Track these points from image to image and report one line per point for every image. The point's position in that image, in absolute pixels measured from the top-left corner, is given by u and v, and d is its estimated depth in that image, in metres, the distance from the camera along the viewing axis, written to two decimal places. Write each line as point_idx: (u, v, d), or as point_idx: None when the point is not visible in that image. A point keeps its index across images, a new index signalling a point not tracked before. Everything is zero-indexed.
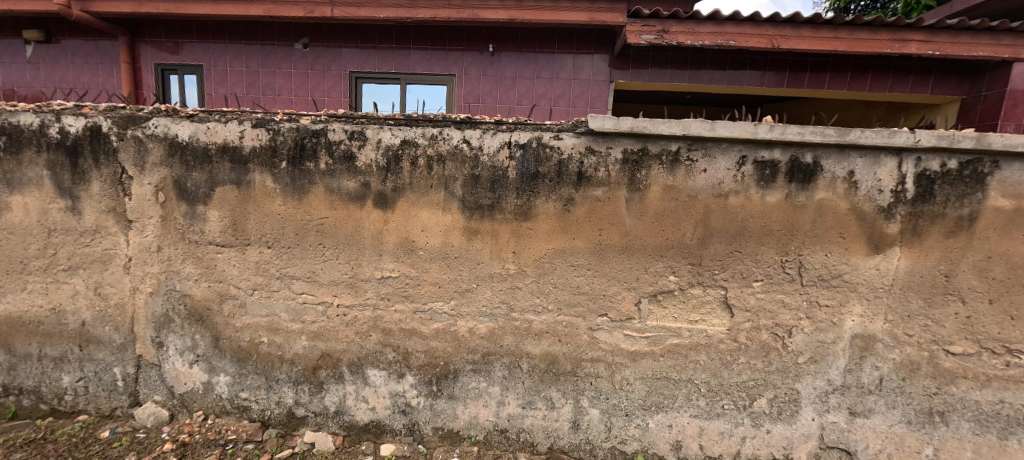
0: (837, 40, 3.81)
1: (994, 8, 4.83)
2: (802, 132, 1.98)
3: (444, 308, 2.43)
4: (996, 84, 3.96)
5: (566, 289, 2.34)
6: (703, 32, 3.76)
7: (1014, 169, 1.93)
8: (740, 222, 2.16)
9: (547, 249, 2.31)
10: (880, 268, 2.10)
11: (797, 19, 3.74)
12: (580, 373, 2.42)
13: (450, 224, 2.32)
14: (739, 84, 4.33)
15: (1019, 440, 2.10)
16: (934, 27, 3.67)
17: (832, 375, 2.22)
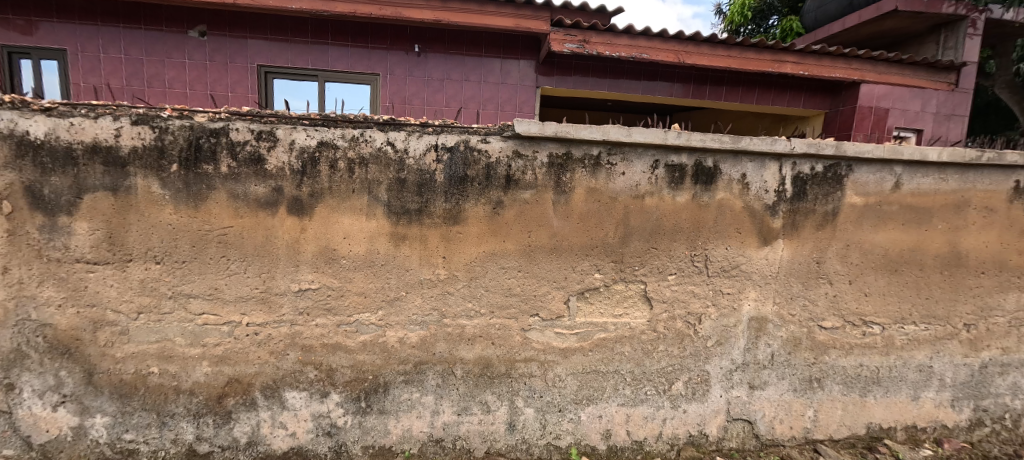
0: (730, 58, 4.33)
1: (841, 38, 5.81)
2: (704, 139, 2.22)
3: (371, 319, 2.31)
4: (850, 101, 4.80)
5: (498, 291, 2.36)
6: (620, 44, 4.07)
7: (863, 172, 2.34)
8: (654, 221, 2.35)
9: (477, 253, 2.30)
10: (768, 258, 2.41)
11: (699, 38, 4.19)
12: (514, 374, 2.45)
13: (376, 230, 2.22)
14: (652, 94, 4.71)
15: (874, 396, 2.54)
16: (804, 52, 4.39)
17: (735, 355, 2.50)
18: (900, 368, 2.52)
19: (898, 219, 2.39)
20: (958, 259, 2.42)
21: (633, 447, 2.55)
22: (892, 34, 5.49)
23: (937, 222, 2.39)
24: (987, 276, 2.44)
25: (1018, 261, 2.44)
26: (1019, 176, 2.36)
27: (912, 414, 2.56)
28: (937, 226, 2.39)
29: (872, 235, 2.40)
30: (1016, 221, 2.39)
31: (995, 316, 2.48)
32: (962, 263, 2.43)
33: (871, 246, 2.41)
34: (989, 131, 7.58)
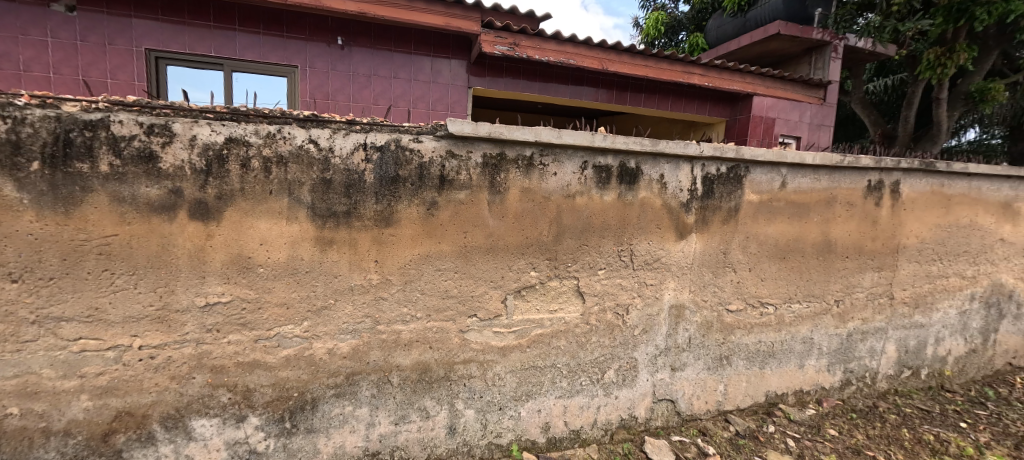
0: (648, 68, 4.73)
1: (734, 55, 6.59)
2: (628, 142, 2.38)
3: (296, 331, 2.13)
4: (746, 111, 5.48)
5: (434, 294, 2.31)
6: (548, 49, 4.24)
7: (758, 173, 2.68)
8: (585, 219, 2.47)
9: (412, 256, 2.23)
10: (684, 251, 2.65)
11: (620, 47, 4.52)
12: (453, 376, 2.42)
13: (299, 234, 2.04)
14: (579, 98, 4.95)
15: (770, 368, 2.92)
16: (707, 65, 4.93)
17: (658, 340, 2.70)
18: (790, 341, 2.92)
19: (785, 214, 2.77)
20: (829, 246, 2.88)
21: (570, 437, 2.65)
22: (774, 53, 6.34)
23: (813, 215, 2.81)
24: (850, 259, 2.93)
25: (872, 246, 2.95)
26: (872, 176, 2.87)
27: (799, 380, 2.99)
28: (814, 219, 2.82)
29: (766, 228, 2.75)
30: (869, 213, 2.90)
31: (856, 292, 2.98)
32: (832, 250, 2.89)
33: (764, 237, 2.76)
34: (847, 139, 9.17)
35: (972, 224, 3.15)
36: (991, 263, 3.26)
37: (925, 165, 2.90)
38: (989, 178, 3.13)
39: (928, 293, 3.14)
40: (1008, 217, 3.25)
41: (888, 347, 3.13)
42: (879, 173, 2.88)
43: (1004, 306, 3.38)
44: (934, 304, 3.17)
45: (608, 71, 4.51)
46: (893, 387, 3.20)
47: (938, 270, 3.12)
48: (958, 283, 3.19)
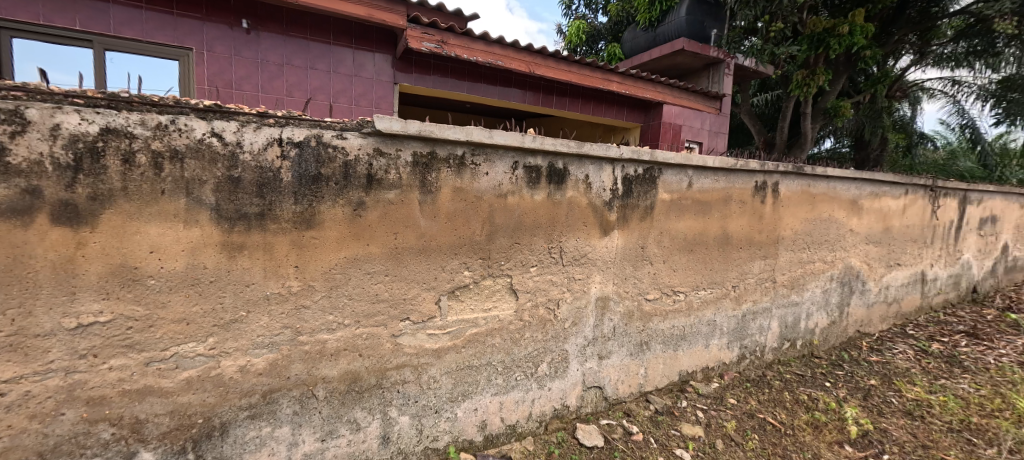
0: (571, 73, 5.08)
1: (645, 66, 7.14)
2: (556, 143, 2.25)
3: (199, 349, 1.61)
4: (657, 117, 6.03)
5: (363, 299, 1.91)
6: (475, 48, 4.36)
7: (669, 174, 2.82)
8: (516, 218, 2.27)
9: (338, 259, 1.81)
10: (608, 246, 2.63)
11: (544, 52, 4.83)
12: (385, 383, 2.05)
13: (201, 240, 1.55)
14: (507, 99, 5.04)
15: (682, 350, 3.14)
16: (624, 74, 5.43)
17: (585, 332, 2.67)
18: (697, 325, 3.18)
19: (690, 211, 2.99)
20: (727, 238, 3.19)
21: (506, 432, 2.49)
22: (678, 66, 7.00)
23: (715, 212, 3.09)
24: (745, 249, 3.29)
25: (760, 238, 3.35)
26: (758, 178, 3.27)
27: (705, 358, 3.27)
28: (715, 215, 3.08)
29: (676, 223, 2.92)
30: (759, 210, 3.30)
31: (748, 278, 3.35)
32: (729, 242, 3.20)
33: (675, 232, 2.93)
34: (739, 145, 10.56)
35: (831, 218, 3.77)
36: (844, 249, 3.93)
37: (796, 169, 3.40)
38: (843, 180, 3.77)
39: (801, 276, 3.68)
40: (855, 211, 3.95)
41: (773, 325, 3.59)
42: (762, 175, 3.28)
43: (853, 284, 4.08)
44: (805, 284, 3.72)
45: (534, 73, 4.78)
46: (777, 358, 3.65)
47: (807, 256, 3.68)
48: (822, 267, 3.80)
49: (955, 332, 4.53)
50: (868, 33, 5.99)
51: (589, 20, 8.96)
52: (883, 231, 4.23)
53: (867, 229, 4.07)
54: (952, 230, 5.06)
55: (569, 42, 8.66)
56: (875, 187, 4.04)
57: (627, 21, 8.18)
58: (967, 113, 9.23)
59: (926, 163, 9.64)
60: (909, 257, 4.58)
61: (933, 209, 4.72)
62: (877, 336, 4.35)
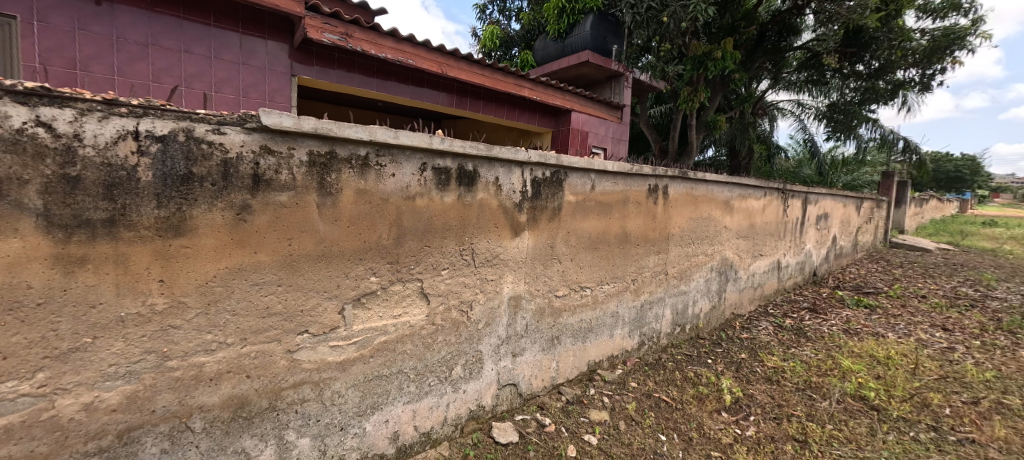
0: (483, 77, 5.25)
1: (555, 75, 7.42)
2: (465, 146, 2.05)
3: (22, 388, 1.23)
4: (566, 123, 6.34)
5: (250, 314, 1.58)
6: (383, 45, 4.33)
7: (575, 177, 2.75)
8: (425, 222, 2.02)
9: (217, 272, 1.49)
10: (519, 247, 2.46)
11: (457, 55, 4.90)
12: (279, 405, 1.71)
13: (23, 255, 1.19)
14: (420, 99, 4.92)
15: (590, 341, 3.10)
16: (534, 80, 5.72)
17: (499, 332, 2.46)
18: (603, 317, 3.18)
19: (595, 212, 2.97)
20: (625, 236, 3.29)
21: (421, 440, 2.20)
22: (584, 77, 7.42)
23: (615, 213, 3.16)
24: (641, 246, 3.47)
25: (653, 235, 3.59)
26: (651, 181, 3.51)
27: (610, 347, 3.30)
28: (615, 216, 3.16)
29: (581, 223, 2.86)
30: (651, 211, 3.54)
31: (644, 271, 3.54)
32: (628, 239, 3.33)
33: (579, 232, 2.84)
34: (636, 151, 11.50)
35: (710, 216, 4.26)
36: (720, 244, 4.47)
37: (681, 174, 3.76)
38: (718, 183, 4.29)
39: (687, 268, 4.07)
40: (728, 211, 4.51)
41: (666, 312, 3.87)
42: (655, 179, 3.54)
43: (727, 273, 4.67)
44: (691, 275, 4.13)
45: (447, 75, 4.81)
46: (670, 342, 3.95)
47: (693, 250, 4.10)
48: (704, 259, 4.27)
49: (801, 309, 5.39)
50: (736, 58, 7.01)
51: (502, 26, 9.08)
52: (749, 227, 4.90)
53: (737, 226, 4.68)
54: (798, 226, 6.05)
55: (482, 46, 8.70)
56: (742, 190, 4.67)
57: (538, 30, 8.44)
58: (808, 130, 11.14)
59: (781, 169, 11.39)
60: (769, 248, 5.37)
61: (784, 207, 5.58)
62: (747, 316, 5.03)
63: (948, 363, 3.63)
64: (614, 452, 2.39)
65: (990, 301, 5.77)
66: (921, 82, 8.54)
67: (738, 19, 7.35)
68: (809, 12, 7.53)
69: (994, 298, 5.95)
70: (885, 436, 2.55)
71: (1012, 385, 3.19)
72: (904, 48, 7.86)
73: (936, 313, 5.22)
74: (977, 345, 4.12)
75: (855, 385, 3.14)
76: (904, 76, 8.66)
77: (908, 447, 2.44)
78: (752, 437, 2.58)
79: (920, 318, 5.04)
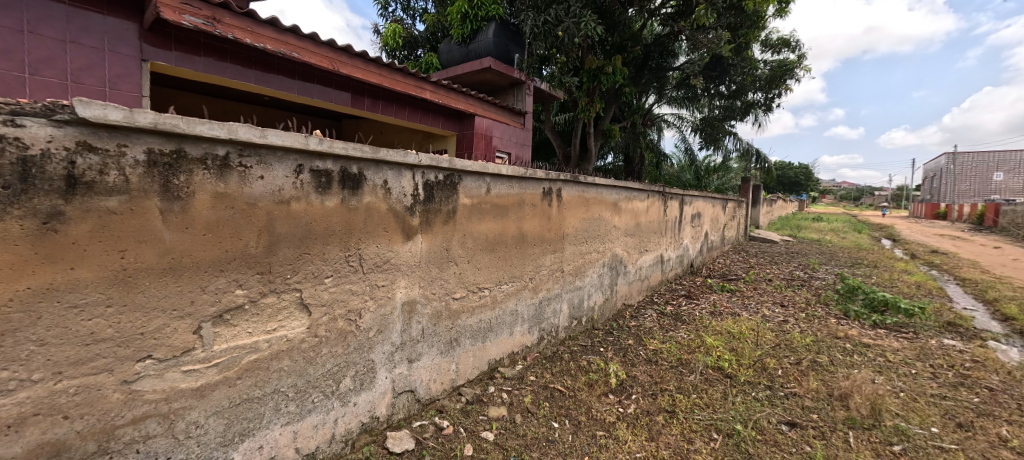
0: (381, 77, 5.05)
1: (456, 79, 7.40)
2: (347, 147, 1.90)
3: None
4: (469, 127, 6.36)
5: (65, 343, 1.31)
6: (261, 34, 3.95)
7: (469, 181, 2.71)
8: (303, 229, 1.84)
9: (15, 294, 1.22)
10: (412, 250, 2.34)
11: (350, 51, 4.66)
12: (112, 447, 1.44)
13: None
14: (308, 95, 4.57)
15: (490, 340, 3.12)
16: (436, 83, 5.65)
17: (393, 338, 2.33)
18: (502, 315, 3.21)
19: (490, 214, 2.97)
20: (523, 237, 3.36)
21: None
22: (485, 83, 7.51)
23: (512, 215, 3.19)
24: (538, 246, 3.59)
25: (550, 235, 3.74)
26: (545, 184, 3.64)
27: (511, 344, 3.37)
28: (511, 217, 3.19)
29: (478, 226, 2.84)
30: (547, 214, 3.68)
31: (541, 270, 3.66)
32: (525, 240, 3.40)
33: (475, 235, 2.82)
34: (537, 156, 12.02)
35: (601, 217, 4.62)
36: (610, 241, 4.86)
37: (573, 178, 3.97)
38: (607, 187, 4.67)
39: (582, 264, 4.32)
40: (617, 211, 4.93)
41: (564, 307, 4.08)
42: (548, 183, 3.67)
43: (617, 268, 5.09)
44: (585, 271, 4.41)
45: (340, 72, 4.56)
46: (567, 334, 4.18)
47: (586, 248, 4.38)
48: (596, 256, 4.60)
49: (678, 296, 6.09)
50: (623, 74, 7.72)
51: (405, 25, 8.85)
52: (635, 226, 5.41)
53: (625, 225, 5.14)
54: (675, 224, 6.82)
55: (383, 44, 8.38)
56: (628, 192, 5.14)
57: (443, 33, 8.39)
58: (686, 140, 12.65)
59: (663, 172, 12.71)
60: (653, 244, 5.98)
61: (664, 207, 6.27)
62: (635, 306, 5.54)
63: (782, 333, 4.40)
64: (509, 445, 2.46)
65: (813, 281, 7.11)
66: (766, 104, 10.31)
67: (625, 40, 8.11)
68: (683, 40, 8.48)
69: (815, 278, 7.35)
70: (734, 398, 3.00)
71: (823, 346, 3.98)
72: (751, 76, 9.63)
73: (776, 293, 6.27)
74: (802, 317, 5.05)
75: (714, 359, 3.64)
76: (754, 97, 10.37)
77: (749, 405, 2.91)
78: (632, 413, 2.85)
79: (765, 298, 6.03)
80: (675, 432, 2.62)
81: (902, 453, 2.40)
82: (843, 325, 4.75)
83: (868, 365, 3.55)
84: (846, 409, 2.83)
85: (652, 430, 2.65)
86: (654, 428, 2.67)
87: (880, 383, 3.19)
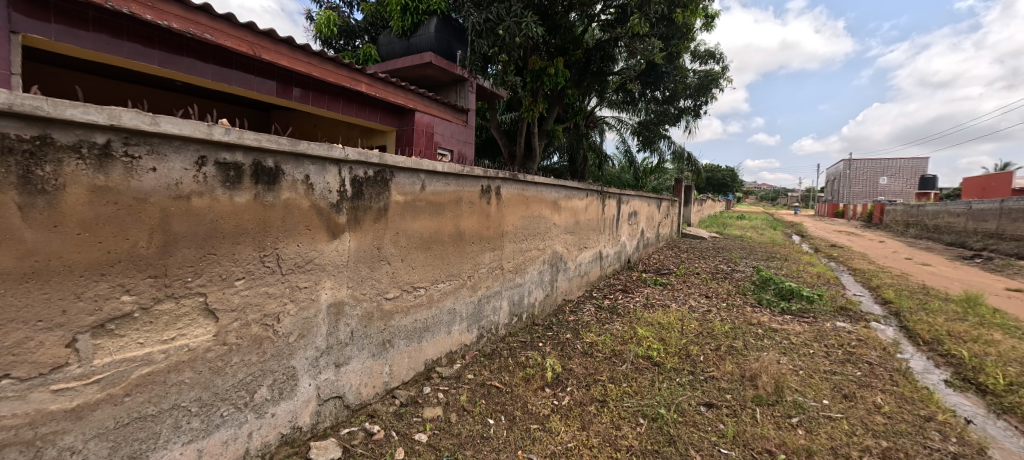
0: (310, 66, 4.78)
1: (395, 72, 7.16)
2: (260, 138, 1.76)
3: None
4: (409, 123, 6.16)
5: None
6: (166, 11, 3.62)
7: (402, 177, 2.62)
8: (207, 227, 1.68)
9: None
10: (338, 249, 2.22)
11: (274, 37, 4.38)
12: None
13: None
14: (225, 82, 4.18)
15: (426, 340, 3.05)
16: (373, 76, 5.44)
17: (317, 342, 2.20)
18: (439, 314, 3.15)
19: (426, 212, 2.89)
20: (461, 235, 3.31)
21: None
22: (425, 78, 7.34)
23: (448, 213, 3.13)
24: (477, 244, 3.55)
25: (489, 233, 3.72)
26: (484, 182, 3.60)
27: (448, 344, 3.31)
28: (448, 215, 3.13)
29: (412, 224, 2.76)
30: (486, 212, 3.65)
31: (480, 267, 3.63)
32: (463, 238, 3.34)
33: (409, 233, 2.73)
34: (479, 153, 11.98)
35: (541, 215, 4.68)
36: (550, 239, 4.94)
37: (512, 176, 3.99)
38: (546, 185, 4.75)
39: (521, 261, 4.36)
40: (556, 209, 5.03)
41: (503, 304, 4.09)
42: (487, 180, 3.64)
43: (557, 264, 5.20)
44: (525, 268, 4.45)
45: (261, 58, 4.26)
46: (507, 331, 4.20)
47: (526, 245, 4.43)
48: (536, 253, 4.66)
49: (615, 291, 6.35)
50: (564, 76, 7.88)
51: (341, 13, 8.41)
52: (574, 223, 5.56)
53: (564, 223, 5.26)
54: (613, 221, 7.10)
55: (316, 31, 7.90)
56: (567, 191, 5.27)
57: (382, 23, 8.08)
58: (626, 142, 13.23)
59: (604, 172, 13.21)
60: (591, 241, 6.18)
61: (602, 206, 6.49)
62: (575, 301, 5.70)
63: (705, 322, 4.74)
64: (442, 445, 2.43)
65: (733, 274, 7.73)
66: (694, 110, 11.05)
67: (567, 42, 8.28)
68: (621, 46, 8.79)
69: (736, 271, 8.00)
70: (660, 384, 3.19)
71: (739, 332, 4.35)
72: (683, 83, 10.24)
73: (702, 285, 6.74)
74: (722, 307, 5.49)
75: (644, 348, 3.84)
76: (684, 104, 11.06)
77: (672, 390, 3.10)
78: (565, 404, 2.93)
79: (692, 290, 6.46)
80: (605, 420, 2.74)
81: (798, 425, 2.68)
82: (756, 313, 5.23)
83: (776, 348, 3.93)
84: (754, 388, 3.11)
85: (584, 419, 2.75)
86: (586, 418, 2.77)
87: (784, 363, 3.55)
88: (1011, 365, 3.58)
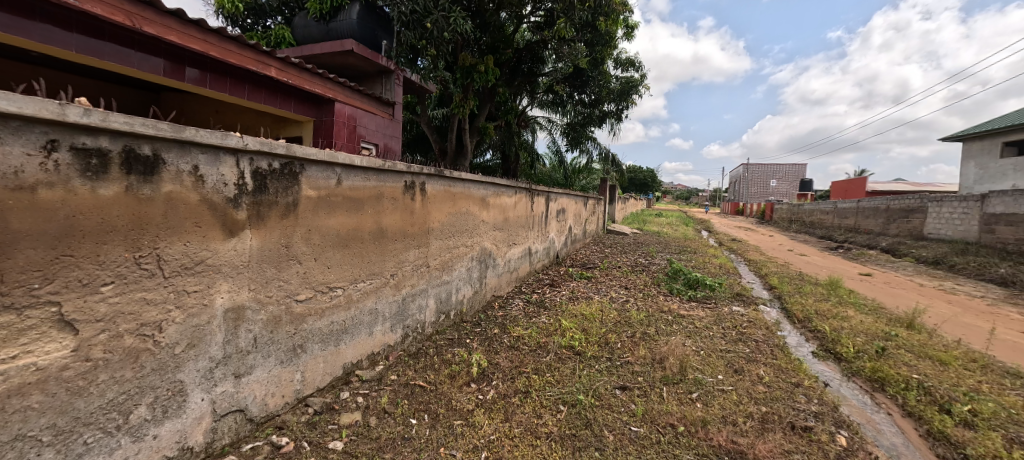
0: (207, 45, 4.28)
1: (310, 58, 6.67)
2: (132, 122, 1.55)
3: None
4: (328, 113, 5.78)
5: None
6: None
7: (314, 171, 2.44)
8: (60, 224, 1.46)
9: None
10: (235, 249, 2.02)
11: (159, 8, 3.84)
12: None
13: None
14: (95, 56, 3.60)
15: (345, 343, 2.89)
16: (284, 61, 5.02)
17: (212, 352, 1.98)
18: (358, 315, 3.00)
19: (342, 208, 2.73)
20: (382, 232, 3.17)
21: None
22: (345, 66, 6.93)
23: (368, 209, 2.98)
24: (401, 241, 3.42)
25: (414, 230, 3.61)
26: (407, 177, 3.48)
27: (369, 346, 3.16)
28: (367, 212, 2.97)
29: (326, 221, 2.59)
30: (410, 208, 3.54)
31: (405, 266, 3.51)
32: (385, 235, 3.21)
33: (322, 231, 2.56)
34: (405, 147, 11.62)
35: (468, 212, 4.65)
36: (478, 235, 4.93)
37: (438, 172, 3.90)
38: (474, 182, 4.72)
39: (448, 258, 4.29)
40: (484, 206, 5.03)
41: (429, 302, 4.00)
42: (410, 176, 3.52)
43: (486, 261, 5.20)
44: (453, 265, 4.40)
45: (142, 31, 3.71)
46: (434, 329, 4.12)
47: (453, 242, 4.37)
48: (464, 250, 4.62)
49: (542, 285, 6.51)
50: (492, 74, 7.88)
51: None
52: (503, 220, 5.59)
53: (493, 220, 5.28)
54: (541, 218, 7.26)
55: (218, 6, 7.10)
56: (495, 188, 5.29)
57: (296, 4, 7.48)
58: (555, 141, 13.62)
59: (535, 171, 13.52)
60: (520, 237, 6.27)
61: (530, 203, 6.61)
62: (503, 296, 5.75)
63: (622, 311, 5.05)
64: (359, 451, 2.32)
65: (650, 267, 8.31)
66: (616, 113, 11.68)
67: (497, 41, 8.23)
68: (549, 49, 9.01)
69: (652, 264, 8.61)
70: (580, 372, 3.34)
71: (652, 319, 4.70)
72: (606, 88, 10.82)
73: (623, 278, 7.16)
74: (638, 297, 5.88)
75: (567, 339, 3.98)
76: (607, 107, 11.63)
77: (591, 376, 3.27)
78: (489, 398, 2.95)
79: (613, 282, 6.83)
80: (527, 410, 2.80)
81: (698, 399, 2.96)
82: (667, 301, 5.68)
83: (682, 332, 4.30)
84: (662, 368, 3.38)
85: (507, 411, 2.79)
86: (509, 409, 2.81)
87: (688, 344, 3.90)
88: (861, 335, 4.26)
